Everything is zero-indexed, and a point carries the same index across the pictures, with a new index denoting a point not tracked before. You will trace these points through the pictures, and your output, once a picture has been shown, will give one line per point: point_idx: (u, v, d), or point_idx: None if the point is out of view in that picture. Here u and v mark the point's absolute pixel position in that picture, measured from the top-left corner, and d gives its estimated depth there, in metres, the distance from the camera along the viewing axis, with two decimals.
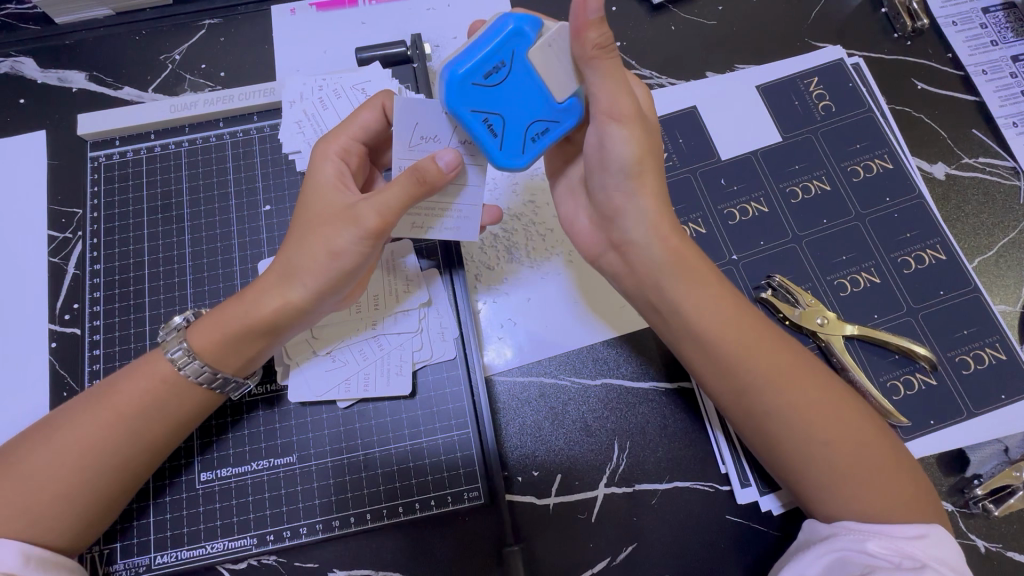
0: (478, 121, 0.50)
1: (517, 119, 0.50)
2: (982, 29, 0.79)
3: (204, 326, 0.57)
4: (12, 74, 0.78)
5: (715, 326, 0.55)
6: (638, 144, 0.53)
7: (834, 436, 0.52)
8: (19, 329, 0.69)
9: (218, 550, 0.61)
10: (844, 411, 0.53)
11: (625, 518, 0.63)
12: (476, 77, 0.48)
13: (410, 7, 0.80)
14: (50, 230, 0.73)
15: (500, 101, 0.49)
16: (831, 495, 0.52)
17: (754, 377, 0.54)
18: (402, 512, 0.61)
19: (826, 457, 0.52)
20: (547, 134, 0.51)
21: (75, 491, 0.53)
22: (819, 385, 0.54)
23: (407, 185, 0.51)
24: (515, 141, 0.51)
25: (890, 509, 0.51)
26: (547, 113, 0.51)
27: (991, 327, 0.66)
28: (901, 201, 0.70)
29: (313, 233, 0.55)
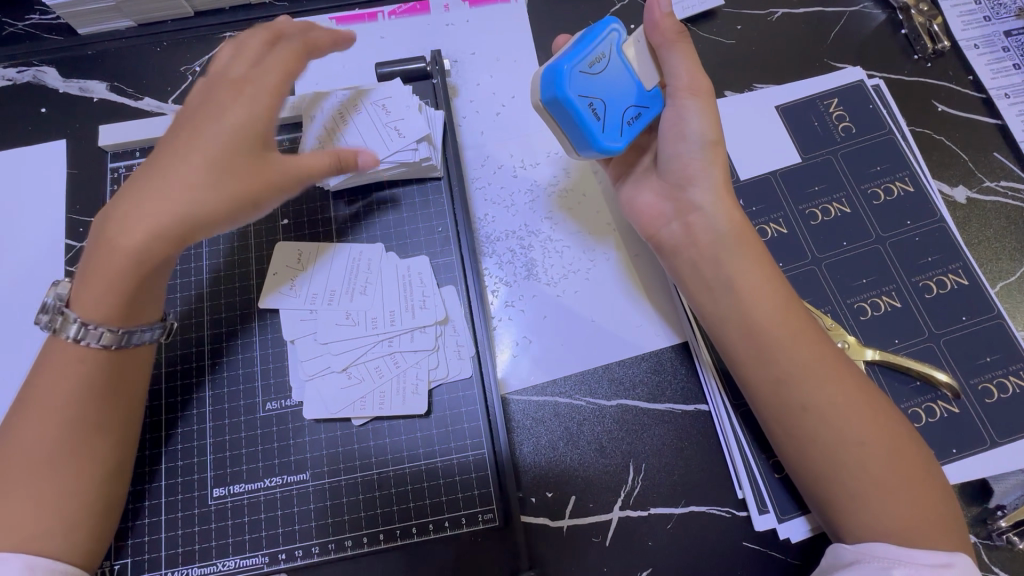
0: (585, 105, 0.54)
1: (616, 102, 0.56)
2: (1004, 53, 0.79)
3: (92, 275, 0.55)
4: (34, 84, 0.79)
5: (769, 298, 0.56)
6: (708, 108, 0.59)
7: (875, 423, 0.53)
8: (35, 338, 0.69)
9: (229, 568, 0.60)
10: (878, 414, 0.53)
11: (640, 542, 0.62)
12: (583, 65, 0.54)
13: (430, 23, 0.81)
14: (68, 240, 0.73)
15: (602, 87, 0.55)
16: (864, 504, 0.51)
17: (797, 364, 0.54)
18: (415, 532, 0.61)
19: (864, 456, 0.52)
20: (641, 118, 0.58)
21: (55, 511, 0.52)
22: (857, 386, 0.54)
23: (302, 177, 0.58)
24: (616, 124, 0.56)
25: (919, 525, 0.50)
26: (640, 100, 0.58)
27: (1015, 355, 0.65)
28: (922, 225, 0.70)
29: (193, 171, 0.54)
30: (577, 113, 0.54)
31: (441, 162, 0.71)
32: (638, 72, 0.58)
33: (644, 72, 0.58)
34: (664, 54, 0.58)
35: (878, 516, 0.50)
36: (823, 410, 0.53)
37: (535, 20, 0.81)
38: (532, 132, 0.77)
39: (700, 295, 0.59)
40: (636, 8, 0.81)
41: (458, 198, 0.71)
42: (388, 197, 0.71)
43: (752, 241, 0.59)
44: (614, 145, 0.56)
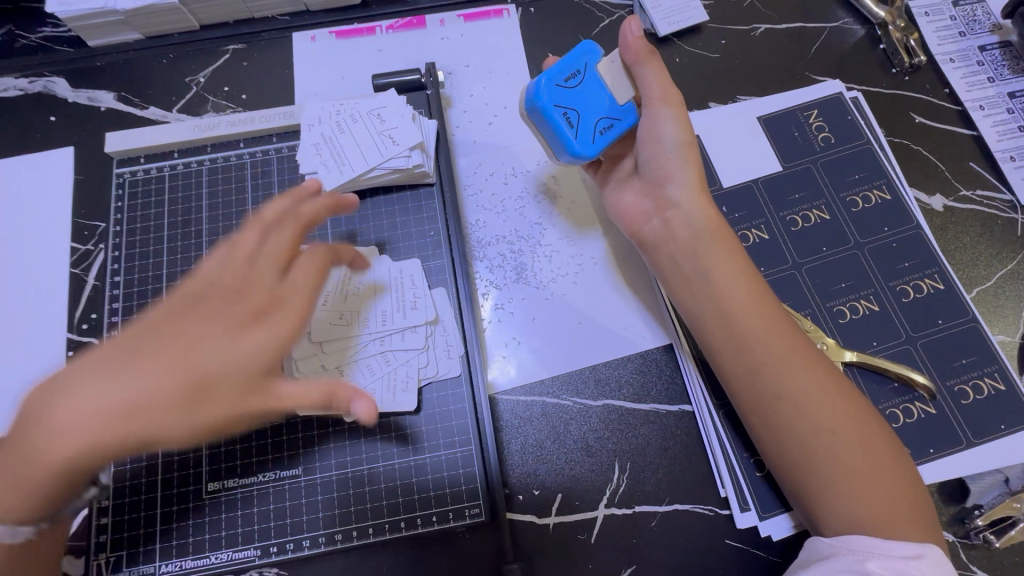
0: (559, 114, 0.57)
1: (591, 114, 0.59)
2: (979, 67, 0.82)
3: (6, 464, 0.48)
4: (45, 93, 0.82)
5: (741, 287, 0.59)
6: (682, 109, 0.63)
7: (844, 408, 0.55)
8: (39, 338, 0.72)
9: (221, 560, 0.61)
10: (848, 405, 0.55)
11: (625, 539, 0.64)
12: (561, 79, 0.57)
13: (425, 37, 0.84)
14: (73, 243, 0.76)
15: (578, 99, 0.58)
16: (838, 489, 0.53)
17: (769, 356, 0.56)
18: (404, 527, 0.62)
19: (836, 440, 0.54)
20: (612, 129, 0.60)
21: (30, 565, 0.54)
22: (827, 378, 0.56)
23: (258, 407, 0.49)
24: (588, 133, 0.59)
25: (890, 512, 0.52)
26: (614, 112, 0.60)
27: (990, 357, 0.67)
28: (899, 231, 0.72)
29: (140, 419, 0.46)
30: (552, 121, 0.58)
31: (434, 168, 0.73)
32: (614, 88, 0.61)
33: (620, 89, 0.61)
34: (636, 70, 0.60)
35: (851, 501, 0.52)
36: (794, 393, 0.55)
37: (527, 35, 0.84)
38: (523, 141, 0.79)
39: (679, 291, 0.62)
40: (624, 23, 0.85)
41: (450, 204, 0.73)
42: (383, 201, 0.73)
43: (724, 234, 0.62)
44: (585, 151, 0.58)
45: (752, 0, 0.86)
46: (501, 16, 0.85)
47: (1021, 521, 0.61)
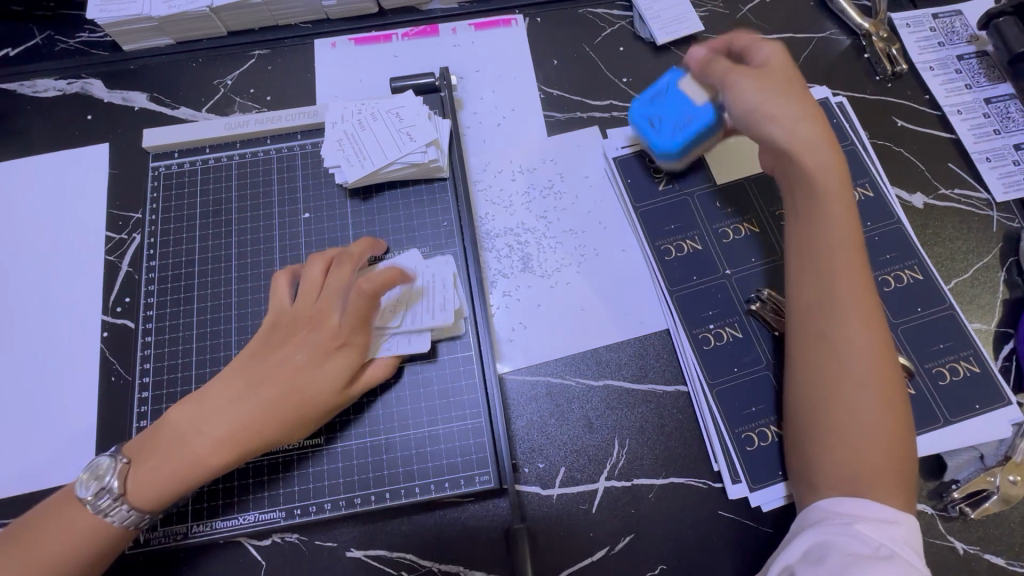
0: (646, 125, 0.77)
1: (671, 118, 0.76)
2: (957, 74, 0.87)
3: (145, 463, 0.60)
4: (82, 93, 0.88)
5: (829, 234, 0.63)
6: (785, 79, 0.68)
7: (884, 368, 0.59)
8: (77, 319, 0.77)
9: (249, 522, 0.65)
10: (881, 368, 0.59)
11: (625, 510, 0.68)
12: (648, 99, 0.78)
13: (439, 44, 0.90)
14: (109, 232, 0.81)
15: (661, 110, 0.77)
16: (841, 437, 0.57)
17: (823, 302, 0.61)
18: (418, 492, 0.66)
19: (863, 391, 0.58)
20: (688, 127, 0.75)
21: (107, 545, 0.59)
22: (875, 340, 0.59)
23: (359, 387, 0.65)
24: (669, 133, 0.76)
25: (876, 469, 0.56)
26: (691, 113, 0.75)
27: (965, 342, 0.72)
28: (881, 225, 0.77)
29: (261, 426, 0.61)
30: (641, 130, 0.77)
31: (447, 164, 0.79)
32: (691, 93, 0.75)
33: (696, 93, 0.75)
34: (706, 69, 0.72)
35: (846, 457, 0.57)
36: (843, 341, 0.60)
37: (534, 42, 0.90)
38: (530, 141, 0.85)
39: None
40: (625, 32, 0.91)
41: (462, 198, 0.79)
42: (400, 194, 0.79)
43: (834, 187, 0.64)
44: (667, 148, 0.76)
45: (744, 12, 0.92)
46: (509, 25, 0.91)
47: (994, 494, 0.65)
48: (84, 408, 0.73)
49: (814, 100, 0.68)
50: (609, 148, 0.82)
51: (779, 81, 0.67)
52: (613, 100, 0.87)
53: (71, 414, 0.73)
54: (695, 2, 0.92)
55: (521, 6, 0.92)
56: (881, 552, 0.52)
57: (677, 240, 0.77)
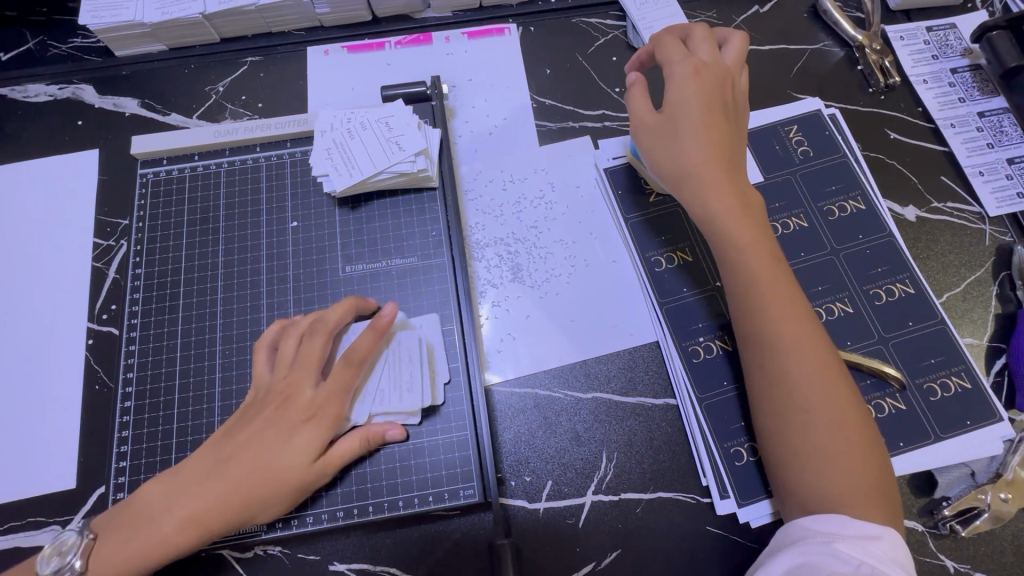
0: None
1: None
2: (951, 87, 0.87)
3: (113, 537, 0.60)
4: (73, 99, 0.87)
5: (742, 272, 0.63)
6: (677, 111, 0.65)
7: (828, 393, 0.58)
8: (62, 326, 0.76)
9: (230, 534, 0.64)
10: (830, 391, 0.58)
11: (611, 525, 0.67)
12: None
13: (432, 52, 0.90)
14: (96, 238, 0.81)
15: None
16: (805, 462, 0.57)
17: (767, 331, 0.61)
18: (402, 505, 0.65)
19: (810, 419, 0.58)
20: None
21: None
22: (818, 364, 0.59)
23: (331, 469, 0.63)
24: None
25: (845, 491, 0.56)
26: None
27: (957, 357, 0.71)
28: (872, 239, 0.77)
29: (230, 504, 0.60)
30: None
31: (437, 174, 0.78)
32: None
33: None
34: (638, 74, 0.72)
35: (816, 478, 0.57)
36: (780, 374, 0.59)
37: (527, 52, 0.90)
38: (521, 150, 0.85)
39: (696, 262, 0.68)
40: (618, 42, 0.91)
41: (452, 208, 0.78)
42: (390, 204, 0.78)
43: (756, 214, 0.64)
44: None
45: (738, 23, 0.92)
46: (502, 34, 0.91)
47: (985, 511, 0.65)
48: (67, 416, 0.72)
49: (728, 106, 0.66)
50: (602, 158, 0.82)
51: (671, 117, 0.66)
52: (605, 110, 0.87)
53: (54, 422, 0.72)
54: (688, 13, 0.92)
55: (514, 15, 0.92)
56: (862, 572, 0.50)
57: (669, 251, 0.76)
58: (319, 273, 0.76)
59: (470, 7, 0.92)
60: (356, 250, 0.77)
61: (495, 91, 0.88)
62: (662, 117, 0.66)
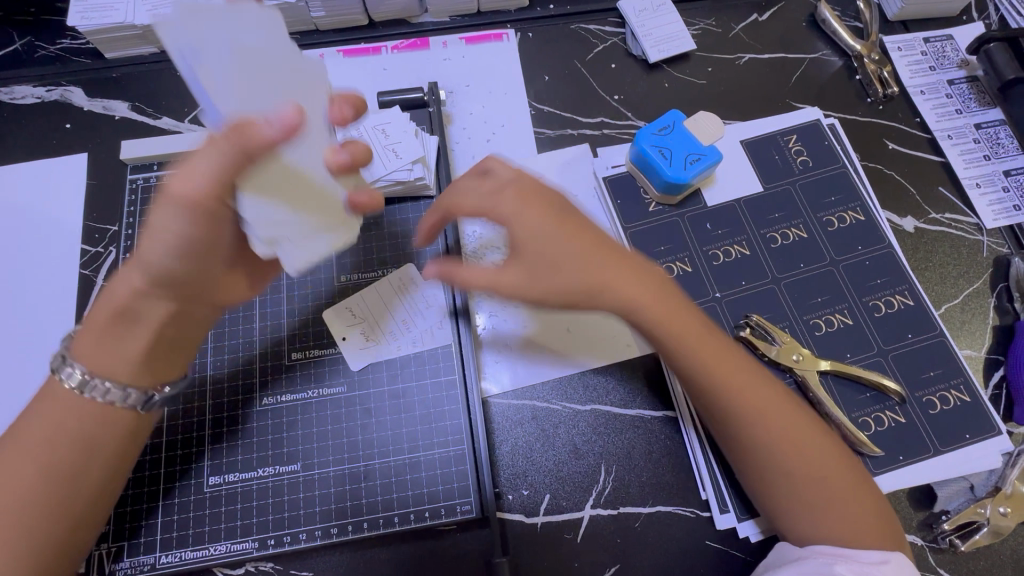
0: (655, 152, 0.74)
1: (681, 151, 0.75)
2: (948, 99, 0.87)
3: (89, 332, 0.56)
4: (61, 101, 0.85)
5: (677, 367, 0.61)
6: (541, 250, 0.58)
7: (793, 448, 0.58)
8: (47, 336, 0.74)
9: (220, 552, 0.63)
10: (804, 447, 0.58)
11: (610, 539, 0.66)
12: (654, 128, 0.75)
13: (429, 57, 0.89)
14: (84, 245, 0.79)
15: (668, 141, 0.75)
16: (803, 513, 0.57)
17: (727, 405, 0.59)
18: (398, 522, 0.64)
19: (778, 477, 0.58)
20: (699, 161, 0.74)
21: (43, 496, 0.52)
22: (786, 421, 0.59)
23: (233, 159, 0.44)
24: (680, 163, 0.74)
25: (847, 532, 0.56)
26: (700, 148, 0.74)
27: (956, 370, 0.71)
28: (871, 250, 0.76)
29: (160, 217, 0.50)
30: (649, 157, 0.74)
31: (434, 182, 0.77)
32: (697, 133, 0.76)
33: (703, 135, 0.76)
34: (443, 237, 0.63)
35: (817, 522, 0.57)
36: (740, 445, 0.60)
37: (526, 58, 0.89)
38: (519, 158, 0.84)
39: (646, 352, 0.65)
40: (617, 50, 0.90)
41: None
42: (386, 211, 0.77)
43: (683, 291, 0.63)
44: (676, 177, 0.73)
45: (737, 31, 0.92)
46: (500, 39, 0.90)
47: (984, 525, 0.65)
48: None
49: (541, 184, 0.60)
50: (601, 166, 0.81)
51: (543, 259, 0.58)
52: (603, 118, 0.86)
53: None
54: (687, 21, 0.92)
55: (513, 21, 0.91)
56: None
57: (668, 262, 0.76)
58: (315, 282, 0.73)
59: (468, 12, 0.91)
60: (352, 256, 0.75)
61: (493, 97, 0.87)
62: (521, 263, 0.58)
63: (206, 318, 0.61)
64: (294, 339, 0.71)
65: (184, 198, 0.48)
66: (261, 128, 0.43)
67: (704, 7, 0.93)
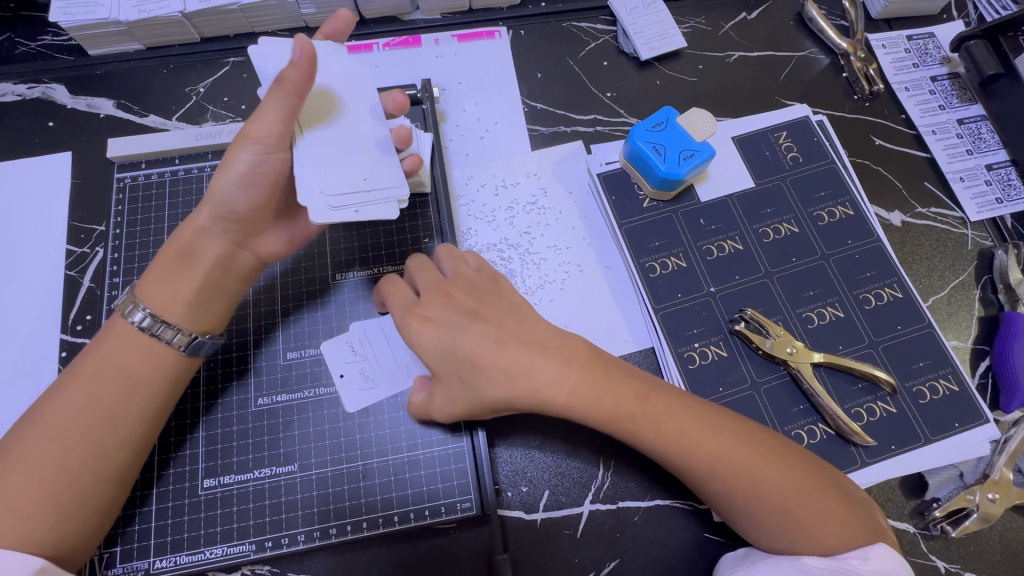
0: (649, 150, 0.75)
1: (674, 147, 0.75)
2: (931, 95, 0.89)
3: (153, 279, 0.62)
4: (43, 99, 0.83)
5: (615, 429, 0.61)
6: (451, 357, 0.61)
7: (738, 473, 0.58)
8: (31, 338, 0.72)
9: (216, 556, 0.61)
10: (756, 467, 0.58)
11: (609, 533, 0.66)
12: (647, 125, 0.75)
13: (420, 55, 0.88)
14: (69, 245, 0.77)
15: (662, 138, 0.75)
16: (774, 526, 0.57)
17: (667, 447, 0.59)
18: (397, 521, 0.64)
19: (734, 504, 0.58)
20: (692, 157, 0.74)
21: (66, 470, 0.54)
22: (728, 446, 0.58)
23: (293, 100, 0.57)
24: (673, 161, 0.74)
25: (824, 536, 0.56)
26: (692, 144, 0.75)
27: (944, 360, 0.72)
28: (861, 244, 0.78)
29: (233, 151, 0.59)
30: (644, 155, 0.75)
31: (429, 179, 0.77)
32: (690, 128, 0.75)
33: (695, 129, 0.75)
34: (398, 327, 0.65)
35: (794, 529, 0.57)
36: (692, 483, 0.60)
37: (518, 56, 0.89)
38: (514, 155, 0.84)
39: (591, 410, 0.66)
40: (608, 47, 0.91)
41: (444, 212, 0.77)
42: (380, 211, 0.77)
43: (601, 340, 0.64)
44: (670, 174, 0.74)
45: (726, 29, 0.93)
46: (492, 36, 0.90)
47: (974, 512, 0.66)
48: None
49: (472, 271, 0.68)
50: (594, 163, 0.81)
51: (454, 358, 0.61)
52: (596, 115, 0.87)
53: None
54: (677, 19, 0.93)
55: (504, 18, 0.91)
56: None
57: (663, 257, 0.76)
58: (310, 281, 0.72)
59: (459, 10, 0.91)
60: (346, 253, 0.74)
61: (486, 94, 0.87)
62: (440, 384, 0.63)
63: (252, 270, 0.67)
64: (290, 338, 0.70)
65: (258, 137, 0.58)
66: (293, 67, 0.56)
67: (694, 5, 0.94)
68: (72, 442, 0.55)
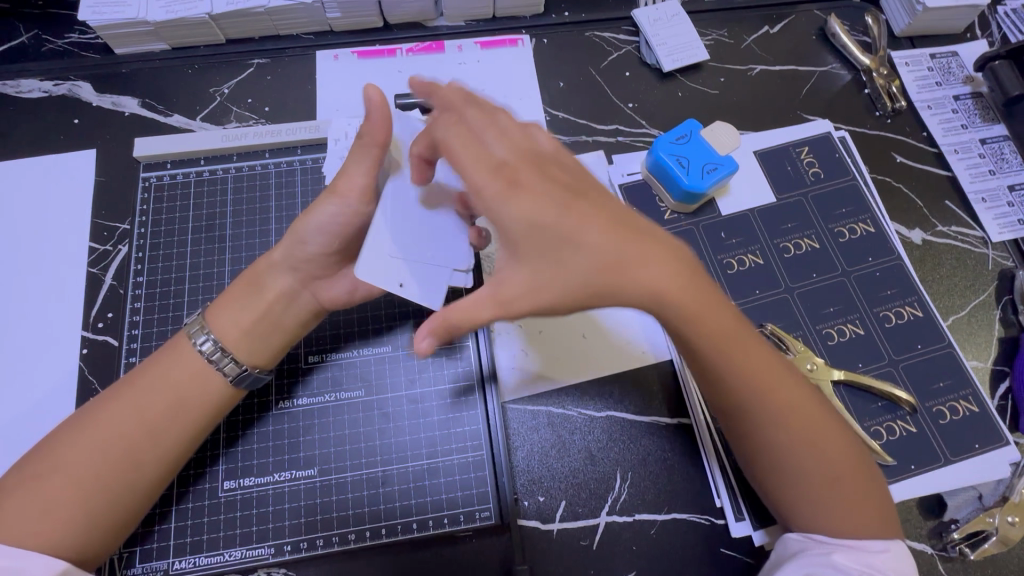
0: (672, 161, 0.75)
1: (697, 159, 0.75)
2: (954, 114, 0.89)
3: (222, 304, 0.63)
4: (70, 96, 0.84)
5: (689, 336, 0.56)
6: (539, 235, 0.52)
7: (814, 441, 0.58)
8: (52, 334, 0.73)
9: (235, 558, 0.61)
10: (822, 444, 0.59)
11: (625, 546, 0.66)
12: (672, 137, 0.76)
13: (444, 60, 0.89)
14: (92, 242, 0.77)
15: (686, 149, 0.75)
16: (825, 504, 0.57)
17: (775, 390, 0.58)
18: (415, 528, 0.64)
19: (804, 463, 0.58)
20: (716, 171, 0.74)
21: (100, 478, 0.54)
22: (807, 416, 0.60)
23: (371, 153, 0.57)
24: (697, 173, 0.74)
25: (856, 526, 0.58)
26: (716, 157, 0.75)
27: (965, 381, 0.72)
28: (881, 262, 0.77)
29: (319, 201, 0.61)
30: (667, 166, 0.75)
31: None
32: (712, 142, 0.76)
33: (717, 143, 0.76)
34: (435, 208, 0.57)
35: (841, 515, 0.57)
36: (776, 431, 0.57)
37: (541, 64, 0.90)
38: None
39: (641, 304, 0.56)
40: (630, 58, 0.91)
41: None
42: None
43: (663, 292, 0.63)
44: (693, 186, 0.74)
45: (749, 42, 0.93)
46: (515, 44, 0.90)
47: (993, 535, 0.65)
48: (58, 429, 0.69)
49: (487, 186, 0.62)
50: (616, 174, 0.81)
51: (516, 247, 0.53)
52: (618, 125, 0.87)
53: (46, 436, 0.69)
54: (700, 31, 0.93)
55: (527, 27, 0.91)
56: None
57: None
58: None
59: (483, 17, 0.91)
60: None
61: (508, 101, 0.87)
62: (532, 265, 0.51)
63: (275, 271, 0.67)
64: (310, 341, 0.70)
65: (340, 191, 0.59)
66: (369, 122, 0.56)
67: (717, 17, 0.94)
68: (110, 450, 0.55)
